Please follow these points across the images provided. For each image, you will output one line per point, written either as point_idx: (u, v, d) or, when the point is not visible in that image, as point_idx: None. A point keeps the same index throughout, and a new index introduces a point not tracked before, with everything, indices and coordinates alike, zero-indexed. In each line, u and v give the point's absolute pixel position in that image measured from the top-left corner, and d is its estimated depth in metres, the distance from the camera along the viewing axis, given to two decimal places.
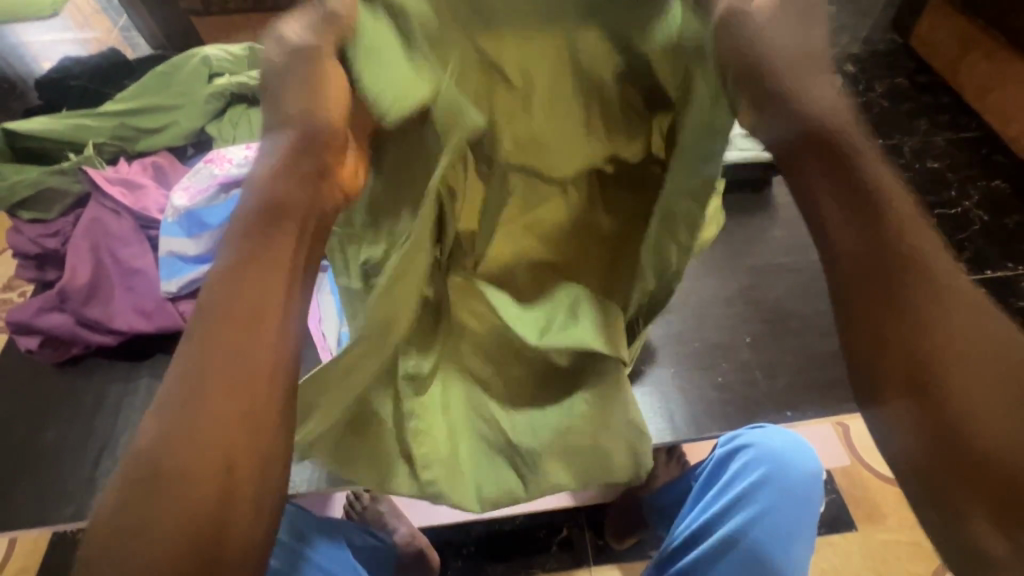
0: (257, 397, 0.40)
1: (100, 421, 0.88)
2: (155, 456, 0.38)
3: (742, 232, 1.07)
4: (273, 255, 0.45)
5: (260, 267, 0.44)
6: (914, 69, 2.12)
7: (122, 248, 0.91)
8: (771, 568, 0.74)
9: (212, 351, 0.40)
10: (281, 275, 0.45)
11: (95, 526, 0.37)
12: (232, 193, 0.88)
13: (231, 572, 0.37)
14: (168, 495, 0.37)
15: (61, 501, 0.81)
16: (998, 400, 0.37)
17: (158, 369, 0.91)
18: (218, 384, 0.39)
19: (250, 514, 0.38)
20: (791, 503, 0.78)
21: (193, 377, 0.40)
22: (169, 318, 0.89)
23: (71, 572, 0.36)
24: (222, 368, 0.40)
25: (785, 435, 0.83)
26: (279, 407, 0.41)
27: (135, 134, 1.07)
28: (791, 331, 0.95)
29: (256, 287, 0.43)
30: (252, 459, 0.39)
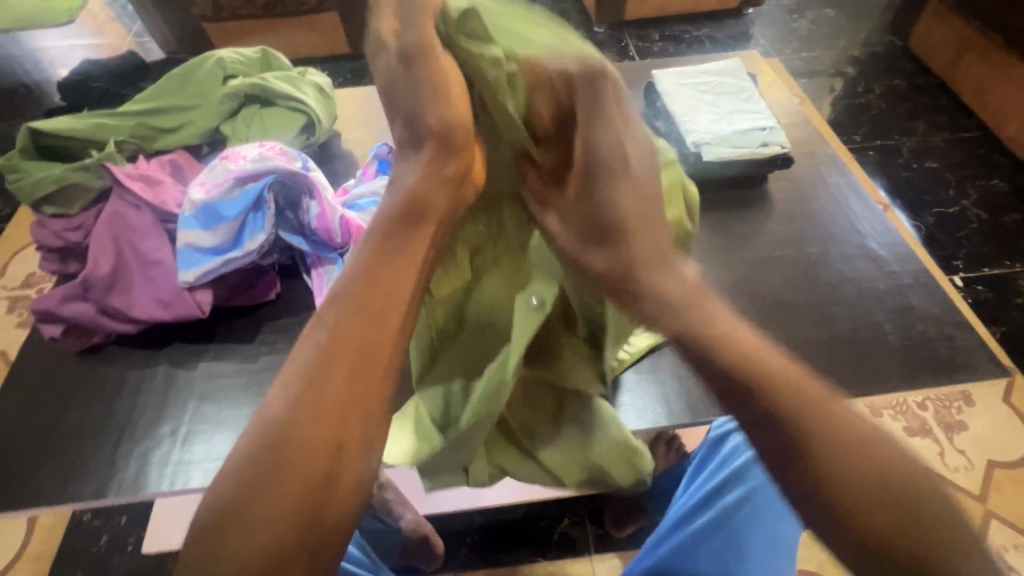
0: (375, 384, 0.49)
1: (119, 404, 0.92)
2: (287, 418, 0.47)
3: (736, 228, 1.11)
4: (400, 256, 0.54)
5: (392, 266, 0.54)
6: (912, 71, 2.16)
7: (142, 240, 0.95)
8: (760, 542, 0.82)
9: (347, 335, 0.50)
10: (405, 275, 0.54)
11: (233, 467, 0.45)
12: (247, 187, 0.92)
13: (328, 526, 0.45)
14: (291, 452, 0.45)
15: (81, 479, 0.85)
16: (858, 477, 0.46)
17: (176, 356, 0.97)
18: (349, 365, 0.49)
19: (353, 482, 0.47)
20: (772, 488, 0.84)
21: (330, 354, 0.49)
22: (186, 306, 0.94)
23: (211, 496, 0.45)
24: (355, 351, 0.49)
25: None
26: (386, 397, 0.50)
27: (153, 134, 1.12)
28: (783, 319, 0.99)
29: (390, 281, 0.53)
30: (362, 434, 0.48)
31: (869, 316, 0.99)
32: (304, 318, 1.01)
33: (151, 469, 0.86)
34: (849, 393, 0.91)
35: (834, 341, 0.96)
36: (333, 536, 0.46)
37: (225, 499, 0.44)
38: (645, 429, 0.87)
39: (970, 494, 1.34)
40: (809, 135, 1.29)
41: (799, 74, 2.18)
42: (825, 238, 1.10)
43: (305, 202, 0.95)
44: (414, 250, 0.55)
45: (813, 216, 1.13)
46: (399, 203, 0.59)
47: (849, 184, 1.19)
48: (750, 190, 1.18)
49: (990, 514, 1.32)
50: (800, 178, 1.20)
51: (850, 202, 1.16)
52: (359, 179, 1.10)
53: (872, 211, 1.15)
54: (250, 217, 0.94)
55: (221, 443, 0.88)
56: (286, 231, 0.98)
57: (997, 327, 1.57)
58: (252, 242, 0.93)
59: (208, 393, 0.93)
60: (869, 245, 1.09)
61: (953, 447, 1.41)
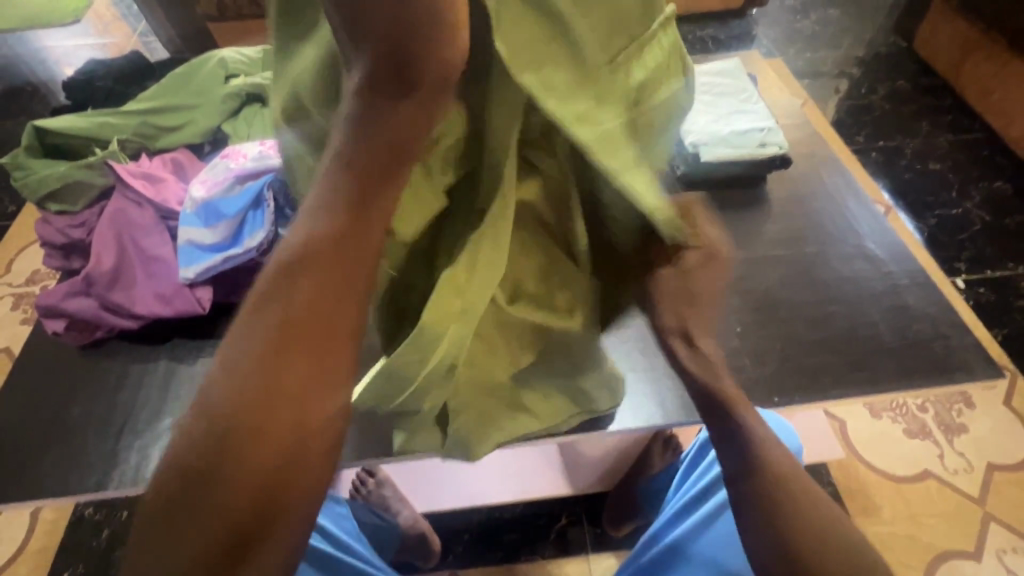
0: (330, 357, 0.46)
1: (121, 398, 0.93)
2: (235, 401, 0.44)
3: (734, 228, 1.12)
4: (354, 218, 0.49)
5: (344, 232, 0.48)
6: (916, 72, 2.15)
7: (144, 237, 0.96)
8: None
9: (298, 308, 0.46)
10: (362, 240, 0.49)
11: (184, 448, 0.43)
12: (247, 185, 0.94)
13: (296, 505, 0.45)
14: (244, 435, 0.43)
15: (83, 472, 0.86)
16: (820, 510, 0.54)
17: (178, 351, 0.98)
18: (300, 341, 0.45)
19: (321, 457, 0.46)
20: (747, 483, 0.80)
21: (279, 329, 0.45)
22: (186, 302, 0.94)
23: (166, 479, 0.43)
24: (307, 325, 0.46)
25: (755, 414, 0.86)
26: (347, 367, 0.47)
27: (156, 132, 1.13)
28: (780, 318, 0.99)
29: (331, 254, 0.47)
30: (323, 410, 0.46)
31: (867, 316, 0.99)
32: None
33: (151, 462, 0.87)
34: (845, 393, 0.91)
35: (831, 341, 0.96)
36: (300, 512, 0.45)
37: (177, 483, 0.43)
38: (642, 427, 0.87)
39: (968, 497, 1.34)
40: (809, 135, 1.29)
41: (802, 74, 2.17)
42: (823, 237, 1.10)
43: None
44: (370, 209, 0.49)
45: (811, 217, 1.14)
46: (362, 154, 0.50)
47: (848, 185, 1.19)
48: (749, 190, 1.18)
49: (988, 517, 1.32)
50: (798, 178, 1.20)
51: (848, 203, 1.16)
52: None
53: (870, 211, 1.15)
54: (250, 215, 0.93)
55: None
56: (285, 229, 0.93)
57: (998, 330, 1.57)
58: (252, 240, 0.92)
59: None
60: (867, 245, 1.09)
61: (952, 449, 1.40)
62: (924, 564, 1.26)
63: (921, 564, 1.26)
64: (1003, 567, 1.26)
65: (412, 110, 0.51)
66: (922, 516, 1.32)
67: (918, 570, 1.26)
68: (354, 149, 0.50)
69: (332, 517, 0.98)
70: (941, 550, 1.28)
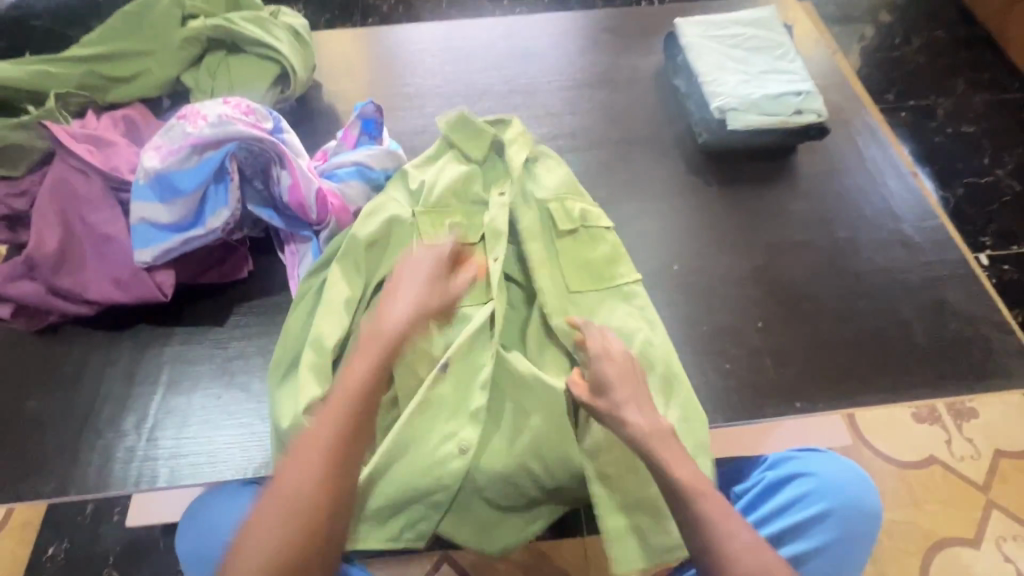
0: (326, 526, 0.63)
1: (81, 392, 0.85)
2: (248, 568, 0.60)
3: (758, 208, 1.01)
4: (334, 452, 0.65)
5: (325, 463, 0.64)
6: (956, 21, 1.95)
7: (93, 213, 0.85)
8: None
9: (295, 496, 0.62)
10: (344, 469, 0.65)
11: None
12: (206, 156, 0.81)
13: None
14: None
15: (43, 474, 0.79)
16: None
17: (142, 340, 0.89)
18: (296, 517, 0.62)
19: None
20: (857, 542, 0.78)
21: (286, 513, 0.62)
22: (145, 289, 0.85)
23: None
24: (301, 510, 0.62)
25: (849, 466, 0.83)
26: (340, 525, 0.64)
27: (105, 83, 0.98)
28: (804, 314, 0.90)
29: (313, 460, 0.64)
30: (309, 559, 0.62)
31: (899, 313, 0.90)
32: (282, 300, 0.93)
33: (115, 464, 0.80)
34: (872, 399, 0.83)
35: (858, 340, 0.88)
36: None
37: None
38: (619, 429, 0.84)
39: (972, 484, 1.29)
40: (846, 97, 1.15)
41: (833, 20, 1.96)
42: (854, 220, 1.00)
43: (276, 172, 0.85)
44: (327, 498, 0.63)
45: (841, 195, 1.02)
46: (347, 390, 0.68)
47: (887, 156, 1.07)
48: (775, 163, 1.06)
49: (990, 504, 1.27)
50: (833, 150, 1.07)
51: (886, 177, 1.05)
52: (338, 142, 0.98)
53: (909, 189, 1.03)
54: (211, 190, 0.84)
55: (192, 434, 0.82)
56: (253, 204, 0.87)
57: (1019, 310, 1.49)
58: (216, 219, 0.83)
59: (175, 381, 0.86)
60: (904, 230, 0.98)
61: (959, 436, 1.35)
62: (922, 550, 1.22)
63: (918, 550, 1.22)
64: (1000, 555, 1.22)
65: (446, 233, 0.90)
66: (924, 502, 1.27)
67: (915, 555, 1.22)
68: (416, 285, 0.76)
69: None
70: (940, 537, 1.24)
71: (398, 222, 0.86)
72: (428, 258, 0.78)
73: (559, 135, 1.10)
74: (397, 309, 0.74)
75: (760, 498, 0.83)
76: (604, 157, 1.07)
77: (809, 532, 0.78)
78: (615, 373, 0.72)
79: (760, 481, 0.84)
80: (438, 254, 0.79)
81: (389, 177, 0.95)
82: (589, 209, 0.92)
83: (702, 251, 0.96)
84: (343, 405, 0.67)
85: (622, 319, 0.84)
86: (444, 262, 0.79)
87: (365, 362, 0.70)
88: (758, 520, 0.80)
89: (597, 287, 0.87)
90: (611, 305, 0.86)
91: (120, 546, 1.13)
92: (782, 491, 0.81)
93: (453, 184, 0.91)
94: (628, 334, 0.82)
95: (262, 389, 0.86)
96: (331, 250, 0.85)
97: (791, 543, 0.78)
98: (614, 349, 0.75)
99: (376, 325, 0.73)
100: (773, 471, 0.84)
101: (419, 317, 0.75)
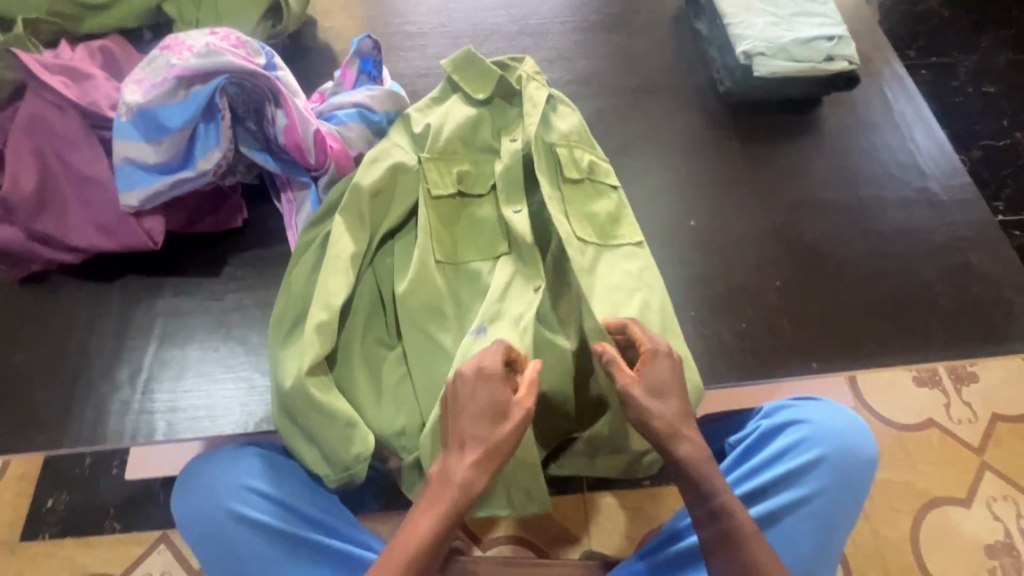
0: None
1: (70, 344, 0.81)
2: None
3: (779, 163, 0.96)
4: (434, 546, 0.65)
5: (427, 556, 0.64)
6: None
7: (73, 152, 0.79)
8: (800, 531, 0.74)
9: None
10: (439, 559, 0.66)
11: None
12: (194, 91, 0.75)
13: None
14: None
15: (35, 427, 0.77)
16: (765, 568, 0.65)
17: (131, 290, 0.85)
18: None
19: None
20: (850, 489, 0.76)
21: None
22: (133, 236, 0.81)
23: None
24: None
25: (842, 414, 0.81)
26: None
27: (79, 12, 0.90)
28: (823, 274, 0.87)
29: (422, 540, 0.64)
30: None
31: (921, 274, 0.87)
32: (279, 251, 0.88)
33: (110, 418, 0.77)
34: (891, 362, 0.82)
35: (879, 303, 0.85)
36: None
37: None
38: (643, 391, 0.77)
39: (966, 445, 1.20)
40: (874, 47, 1.08)
41: None
42: (880, 178, 0.95)
43: (270, 111, 0.78)
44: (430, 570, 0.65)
45: (867, 151, 0.98)
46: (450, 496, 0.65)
47: (916, 110, 1.02)
48: (798, 116, 1.01)
49: (984, 466, 1.18)
50: (860, 105, 1.02)
51: (914, 132, 1.00)
52: (337, 83, 0.91)
53: (938, 146, 0.99)
54: (201, 129, 0.77)
55: (189, 388, 0.79)
56: (246, 146, 0.81)
57: None
58: (206, 160, 0.78)
59: (169, 334, 0.82)
60: (930, 187, 0.95)
61: (958, 398, 1.24)
62: (912, 511, 1.14)
63: (909, 510, 1.14)
64: (991, 516, 1.14)
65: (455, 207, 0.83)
66: (918, 463, 1.18)
67: (905, 514, 1.14)
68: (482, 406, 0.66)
69: (273, 481, 0.74)
70: (931, 497, 1.15)
71: (404, 169, 0.81)
72: (496, 372, 0.67)
73: (572, 81, 1.03)
74: (485, 430, 0.65)
75: (753, 447, 0.79)
76: (619, 106, 1.01)
77: (804, 479, 0.75)
78: (662, 377, 0.69)
79: (752, 431, 0.81)
80: (495, 380, 0.67)
81: (391, 121, 0.88)
82: (597, 162, 0.88)
83: (720, 208, 0.92)
84: (452, 508, 0.65)
85: (620, 276, 0.80)
86: (501, 378, 0.67)
87: (469, 471, 0.65)
88: (753, 469, 0.77)
89: (598, 241, 0.82)
90: (613, 263, 0.81)
91: (119, 499, 1.12)
92: (775, 440, 0.79)
93: (460, 130, 0.85)
94: (625, 291, 0.78)
95: (261, 343, 0.82)
96: (332, 202, 0.79)
97: (785, 489, 0.75)
98: (662, 348, 0.70)
99: (461, 435, 0.66)
100: (765, 420, 0.81)
101: (497, 433, 0.66)
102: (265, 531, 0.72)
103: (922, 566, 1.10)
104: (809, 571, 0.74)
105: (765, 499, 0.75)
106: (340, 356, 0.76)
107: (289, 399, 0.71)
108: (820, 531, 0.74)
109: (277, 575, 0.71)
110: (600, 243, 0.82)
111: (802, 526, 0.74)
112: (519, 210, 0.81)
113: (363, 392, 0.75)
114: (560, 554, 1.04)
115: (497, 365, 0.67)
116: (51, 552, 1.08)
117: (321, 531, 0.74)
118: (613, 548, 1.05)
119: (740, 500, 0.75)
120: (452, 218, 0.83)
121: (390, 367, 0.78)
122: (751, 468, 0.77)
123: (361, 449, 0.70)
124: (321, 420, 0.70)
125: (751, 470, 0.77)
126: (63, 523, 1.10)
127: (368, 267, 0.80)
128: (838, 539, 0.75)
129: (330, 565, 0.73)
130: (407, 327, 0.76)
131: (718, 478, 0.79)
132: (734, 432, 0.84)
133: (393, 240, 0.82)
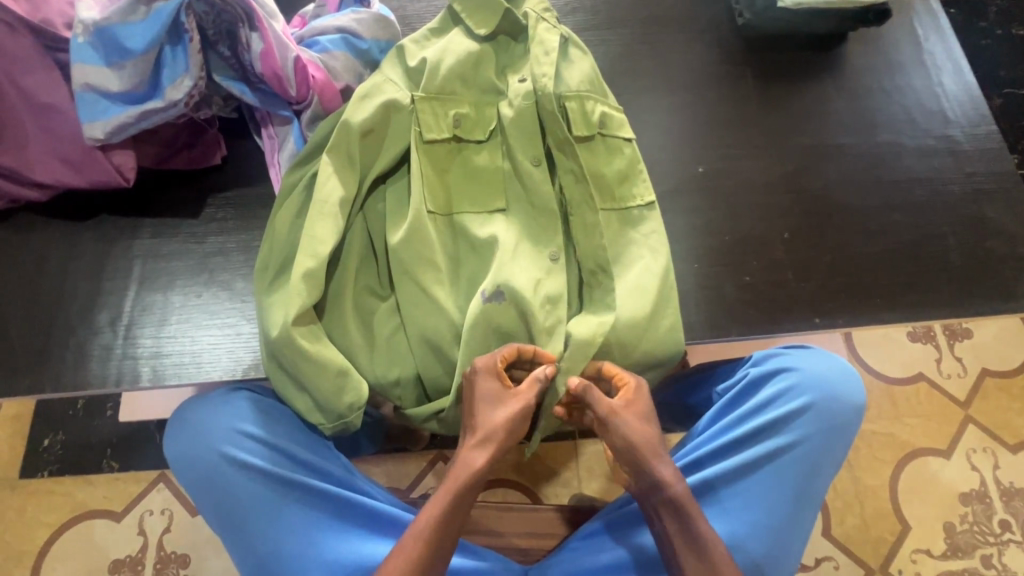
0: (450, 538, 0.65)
1: (45, 286, 0.78)
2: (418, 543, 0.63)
3: (797, 105, 0.90)
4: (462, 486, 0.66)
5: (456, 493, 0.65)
6: None
7: (27, 76, 0.72)
8: (786, 474, 0.74)
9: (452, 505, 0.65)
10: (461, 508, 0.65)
11: None
12: (157, 7, 0.68)
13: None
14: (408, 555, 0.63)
15: (14, 371, 0.74)
16: None
17: (106, 231, 0.80)
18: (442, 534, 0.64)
19: None
20: (837, 437, 0.76)
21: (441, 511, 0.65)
22: (102, 172, 0.76)
23: None
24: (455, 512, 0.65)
25: (834, 362, 0.80)
26: None
27: None
28: (833, 226, 0.84)
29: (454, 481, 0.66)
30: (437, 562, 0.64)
31: (931, 228, 0.84)
32: (261, 191, 0.83)
33: (92, 362, 0.75)
34: (895, 316, 0.80)
35: (887, 257, 0.82)
36: None
37: None
38: (646, 356, 0.74)
39: (953, 400, 1.21)
40: None
41: None
42: (901, 125, 0.90)
43: (244, 34, 0.71)
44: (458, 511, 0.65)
45: (889, 95, 0.91)
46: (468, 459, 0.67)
47: (947, 48, 0.95)
48: (824, 55, 0.93)
49: (968, 419, 1.20)
50: (888, 42, 0.95)
51: (941, 73, 0.94)
52: (320, 5, 0.82)
53: (966, 91, 0.93)
54: (167, 53, 0.71)
55: (173, 333, 0.77)
56: (218, 75, 0.74)
57: None
58: (176, 90, 0.71)
59: (148, 277, 0.79)
60: (953, 135, 0.89)
61: (951, 353, 1.25)
62: (895, 459, 1.17)
63: (892, 459, 1.17)
64: (969, 466, 1.17)
65: (449, 156, 0.77)
66: (904, 415, 1.20)
67: (887, 463, 1.17)
68: (484, 397, 0.68)
69: (265, 424, 0.73)
70: (913, 448, 1.18)
71: (395, 108, 0.74)
72: (493, 366, 0.68)
73: (578, 10, 0.94)
74: (490, 419, 0.68)
75: (740, 396, 0.79)
76: (629, 40, 0.93)
77: (788, 426, 0.75)
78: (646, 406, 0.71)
79: (740, 379, 0.80)
80: (493, 374, 0.68)
81: (382, 50, 0.80)
82: (610, 114, 0.81)
83: (731, 153, 0.87)
84: (461, 488, 0.65)
85: (626, 245, 0.77)
86: (501, 372, 0.68)
87: (477, 454, 0.67)
88: (739, 418, 0.76)
89: (606, 208, 0.78)
90: (619, 228, 0.78)
91: (115, 439, 1.13)
92: (764, 389, 0.78)
93: (459, 66, 0.77)
94: (628, 261, 0.76)
95: (246, 288, 0.79)
96: (319, 140, 0.74)
97: (770, 437, 0.75)
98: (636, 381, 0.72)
99: (472, 421, 0.68)
100: (754, 368, 0.80)
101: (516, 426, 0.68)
102: (256, 473, 0.70)
103: (897, 512, 1.14)
104: (796, 516, 0.74)
105: (749, 447, 0.75)
106: (331, 306, 0.73)
107: (276, 349, 0.68)
108: (806, 476, 0.75)
109: (273, 518, 0.70)
110: (610, 206, 0.78)
111: (786, 472, 0.74)
112: (539, 162, 0.77)
113: (357, 345, 0.73)
114: (550, 496, 1.07)
115: (498, 360, 0.68)
116: (51, 489, 1.10)
117: (316, 475, 0.73)
118: (603, 491, 1.07)
119: (723, 448, 0.75)
120: (444, 169, 0.77)
121: (384, 317, 0.75)
122: (738, 415, 0.76)
123: (354, 398, 0.69)
124: (310, 371, 0.67)
125: (739, 417, 0.76)
126: (60, 461, 1.11)
127: (358, 212, 0.75)
128: (822, 483, 0.76)
129: (321, 509, 0.71)
130: (399, 276, 0.72)
131: (704, 427, 0.79)
132: (722, 381, 0.84)
133: (384, 184, 0.77)
